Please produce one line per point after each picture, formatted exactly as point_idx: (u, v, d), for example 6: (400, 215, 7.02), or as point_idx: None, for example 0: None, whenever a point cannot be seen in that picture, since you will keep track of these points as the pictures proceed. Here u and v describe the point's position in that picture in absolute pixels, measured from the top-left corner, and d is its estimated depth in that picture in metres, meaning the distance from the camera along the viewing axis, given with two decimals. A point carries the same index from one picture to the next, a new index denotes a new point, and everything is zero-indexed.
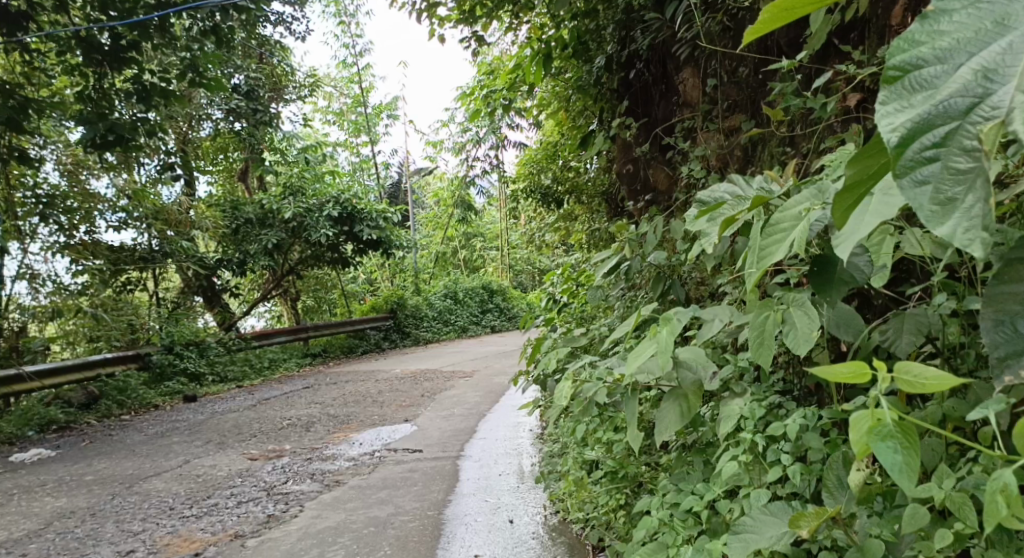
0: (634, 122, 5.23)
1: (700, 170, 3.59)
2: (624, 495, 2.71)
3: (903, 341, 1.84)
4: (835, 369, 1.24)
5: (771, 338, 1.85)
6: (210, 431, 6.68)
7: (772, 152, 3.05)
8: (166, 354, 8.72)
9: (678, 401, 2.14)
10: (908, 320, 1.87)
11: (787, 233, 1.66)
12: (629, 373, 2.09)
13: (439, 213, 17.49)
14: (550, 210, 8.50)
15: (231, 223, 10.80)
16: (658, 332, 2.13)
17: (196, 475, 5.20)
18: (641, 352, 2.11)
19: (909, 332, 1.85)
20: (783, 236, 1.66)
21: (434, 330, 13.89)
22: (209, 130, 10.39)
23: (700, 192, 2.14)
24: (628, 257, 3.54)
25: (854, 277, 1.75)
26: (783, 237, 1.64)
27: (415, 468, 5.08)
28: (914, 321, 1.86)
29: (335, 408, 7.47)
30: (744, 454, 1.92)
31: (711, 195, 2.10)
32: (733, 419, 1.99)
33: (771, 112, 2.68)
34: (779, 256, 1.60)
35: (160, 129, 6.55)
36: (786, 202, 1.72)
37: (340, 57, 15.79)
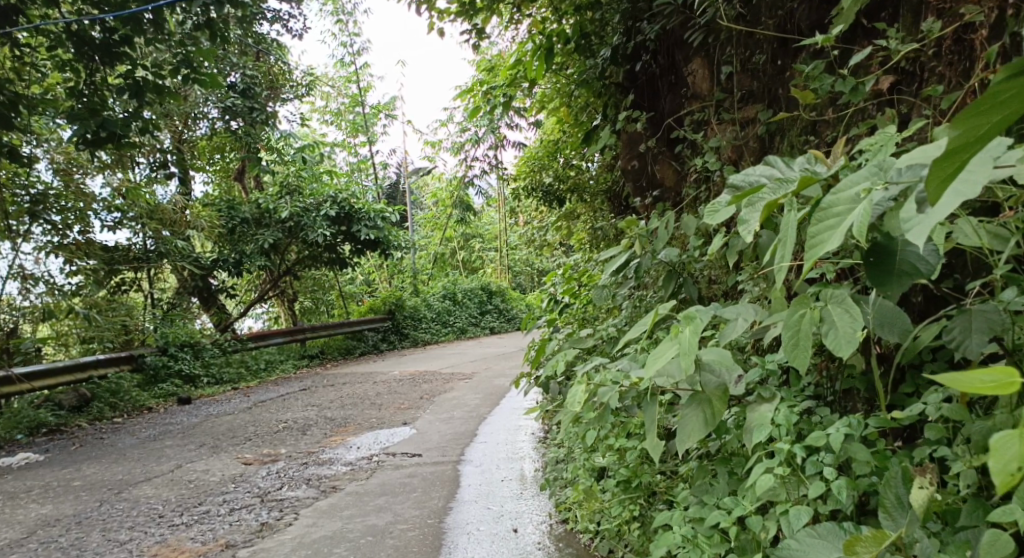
0: (640, 116, 5.08)
1: (714, 162, 3.42)
2: (637, 506, 2.53)
3: (973, 342, 1.73)
4: (977, 378, 1.01)
5: (808, 337, 1.69)
6: (203, 434, 6.50)
7: (793, 142, 2.90)
8: (160, 355, 8.54)
9: (701, 406, 1.97)
10: (977, 317, 1.74)
11: (841, 220, 1.58)
12: (650, 374, 1.93)
13: (437, 213, 17.33)
14: (551, 209, 8.34)
15: (227, 223, 10.60)
16: (680, 331, 1.97)
17: (187, 480, 5.03)
18: (662, 352, 1.96)
19: (979, 330, 1.73)
20: (837, 221, 1.58)
21: (433, 332, 13.71)
22: (205, 129, 10.21)
23: (733, 177, 2.01)
24: (638, 254, 3.37)
25: (918, 268, 1.68)
26: (838, 223, 1.57)
27: (414, 474, 4.90)
28: (984, 318, 1.73)
29: (332, 410, 7.30)
30: (780, 467, 1.80)
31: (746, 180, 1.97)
32: (766, 428, 1.87)
33: (799, 95, 2.52)
34: (836, 241, 1.52)
35: (155, 128, 6.38)
36: (837, 188, 1.66)
37: (338, 56, 15.62)
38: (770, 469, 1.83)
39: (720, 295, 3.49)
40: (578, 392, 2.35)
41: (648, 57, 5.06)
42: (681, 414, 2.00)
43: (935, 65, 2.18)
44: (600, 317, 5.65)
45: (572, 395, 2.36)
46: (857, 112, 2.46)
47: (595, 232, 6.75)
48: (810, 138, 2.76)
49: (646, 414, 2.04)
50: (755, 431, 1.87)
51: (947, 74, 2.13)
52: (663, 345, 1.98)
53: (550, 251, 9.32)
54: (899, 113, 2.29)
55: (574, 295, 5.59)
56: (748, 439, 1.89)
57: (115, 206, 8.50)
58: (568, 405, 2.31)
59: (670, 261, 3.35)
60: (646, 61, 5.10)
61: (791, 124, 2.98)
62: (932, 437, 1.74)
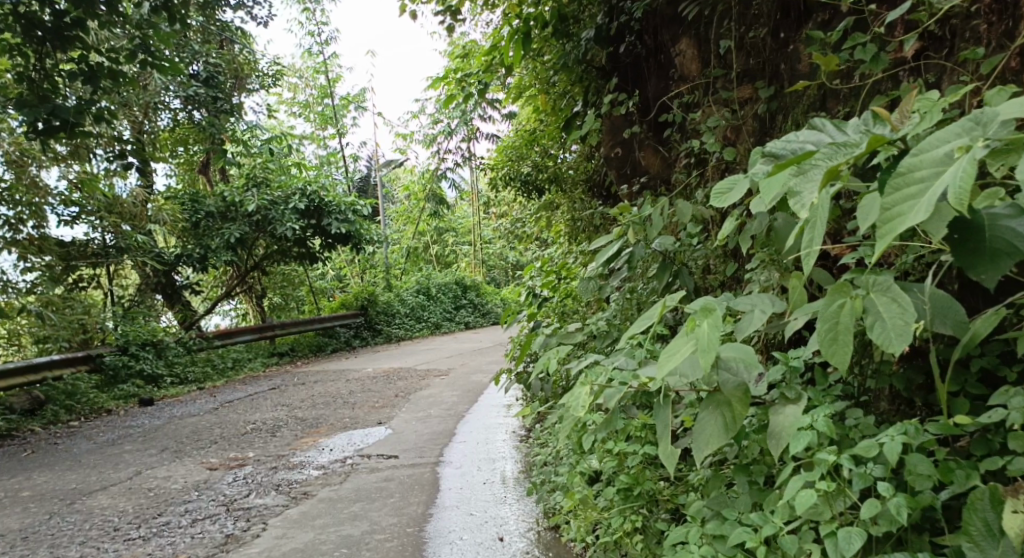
0: (625, 101, 4.87)
1: (711, 143, 3.20)
2: (639, 517, 2.31)
3: None
4: None
5: (848, 332, 1.47)
6: (166, 438, 6.16)
7: (799, 118, 2.72)
8: (120, 355, 8.14)
9: (719, 410, 1.75)
10: None
11: (927, 186, 1.38)
12: (661, 376, 1.71)
13: (409, 207, 17.01)
14: (529, 201, 8.10)
15: (191, 217, 10.15)
16: (696, 324, 1.75)
17: (147, 488, 4.71)
18: (675, 348, 1.74)
19: None
20: (922, 189, 1.38)
21: (406, 327, 13.40)
22: (168, 120, 9.80)
23: (773, 142, 1.80)
24: (631, 243, 3.15)
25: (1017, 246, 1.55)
26: (924, 191, 1.37)
27: (391, 477, 4.65)
28: None
29: (303, 410, 6.99)
30: (823, 483, 1.62)
31: (790, 145, 1.76)
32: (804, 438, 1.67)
33: (823, 61, 2.26)
34: (928, 210, 1.33)
35: (112, 115, 6.02)
36: (916, 151, 1.46)
37: (305, 46, 15.23)
38: (808, 481, 1.65)
39: (718, 285, 3.28)
40: (582, 393, 2.13)
41: (632, 38, 4.85)
42: (696, 417, 1.78)
43: (973, 25, 2.02)
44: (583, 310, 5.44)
45: (576, 396, 2.14)
46: (877, 82, 2.29)
47: (575, 223, 6.52)
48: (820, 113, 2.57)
49: (658, 419, 1.82)
50: (783, 436, 1.68)
51: (986, 35, 1.97)
52: (676, 340, 1.76)
53: (527, 244, 9.09)
54: (927, 81, 2.13)
55: (555, 287, 5.36)
56: (774, 444, 1.69)
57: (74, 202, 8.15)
58: (571, 409, 2.08)
59: (665, 248, 3.15)
60: (630, 43, 4.88)
61: (796, 101, 2.78)
62: (1016, 447, 1.61)
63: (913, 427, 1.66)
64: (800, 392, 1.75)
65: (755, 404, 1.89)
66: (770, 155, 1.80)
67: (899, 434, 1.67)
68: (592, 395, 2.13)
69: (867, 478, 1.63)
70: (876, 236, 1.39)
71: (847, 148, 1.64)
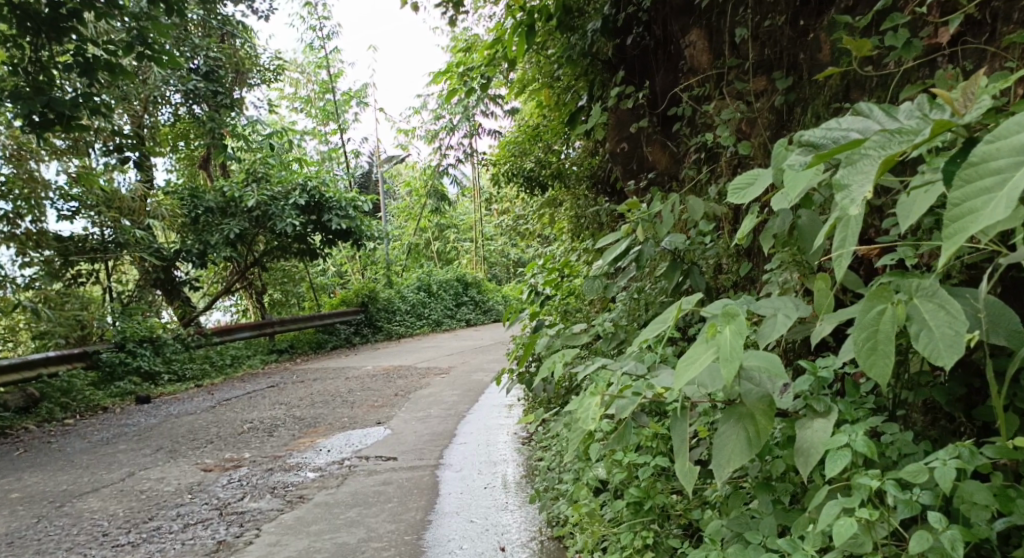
0: (633, 94, 4.72)
1: (726, 136, 3.05)
2: (650, 532, 2.18)
3: None
4: None
5: (888, 341, 1.40)
6: (162, 437, 6.04)
7: (821, 110, 2.57)
8: (117, 352, 8.01)
9: (741, 423, 1.62)
10: None
11: (1001, 180, 1.27)
12: (679, 386, 1.57)
13: (411, 204, 16.87)
14: (532, 197, 7.95)
15: (190, 213, 9.97)
16: (717, 331, 1.60)
17: (139, 491, 4.58)
18: (693, 357, 1.60)
19: None
20: (996, 184, 1.27)
21: (407, 324, 13.27)
22: (168, 115, 9.66)
23: (806, 133, 1.63)
24: (640, 242, 3.01)
25: None
26: (999, 187, 1.26)
27: (390, 480, 4.52)
28: None
29: (301, 409, 6.85)
30: (865, 511, 1.49)
31: (829, 136, 1.59)
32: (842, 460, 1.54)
33: (855, 45, 2.12)
34: (1008, 211, 1.21)
35: (108, 109, 5.89)
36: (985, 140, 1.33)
37: (307, 41, 15.09)
38: (845, 506, 1.51)
39: (730, 286, 3.13)
40: (592, 402, 1.99)
41: (640, 29, 4.74)
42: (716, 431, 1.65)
43: (1021, 6, 1.88)
44: (586, 310, 5.30)
45: (586, 406, 2.00)
46: (911, 69, 2.15)
47: (580, 221, 6.36)
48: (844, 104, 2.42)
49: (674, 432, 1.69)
50: (814, 455, 1.55)
51: None
52: (695, 348, 1.62)
53: (529, 241, 8.94)
54: (965, 68, 1.99)
55: (558, 286, 5.21)
56: (804, 462, 1.57)
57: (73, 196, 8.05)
58: (581, 422, 1.94)
59: (675, 247, 2.99)
60: (638, 34, 4.74)
61: (817, 92, 2.63)
62: None
63: (966, 450, 1.52)
64: (830, 406, 1.62)
65: (778, 417, 1.75)
66: (811, 144, 1.62)
67: (950, 457, 1.53)
68: (604, 403, 1.99)
69: (913, 506, 1.50)
70: (943, 232, 1.28)
71: (904, 133, 1.44)
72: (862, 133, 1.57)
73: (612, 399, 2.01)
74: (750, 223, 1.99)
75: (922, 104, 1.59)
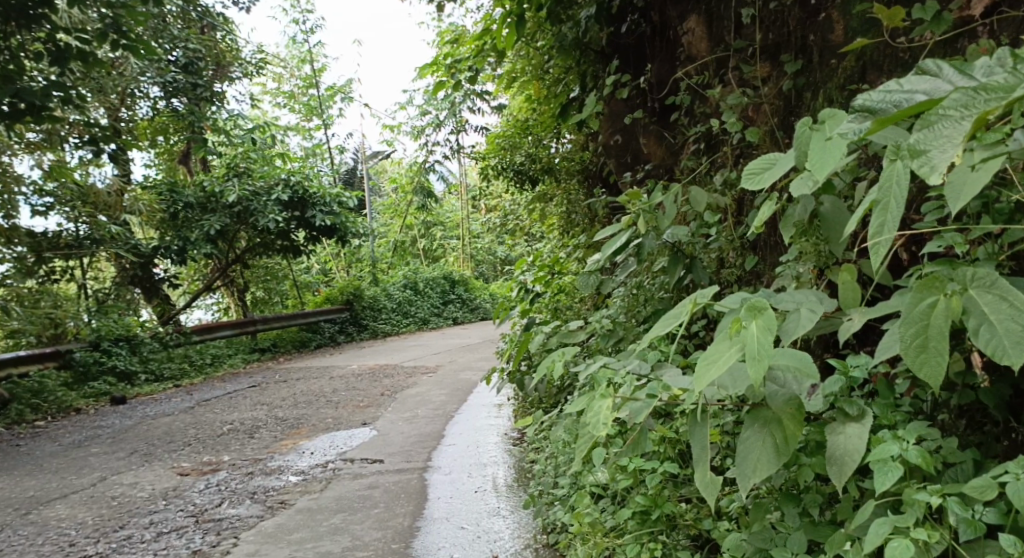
0: (628, 82, 4.55)
1: (731, 123, 2.89)
2: (658, 544, 2.02)
3: None
4: None
5: (943, 339, 1.34)
6: (137, 439, 5.81)
7: (834, 93, 2.41)
8: (92, 351, 7.75)
9: (767, 429, 1.46)
10: None
11: None
12: (699, 389, 1.41)
13: (397, 200, 16.65)
14: (522, 192, 7.77)
15: (169, 208, 9.68)
16: (741, 327, 1.44)
17: (110, 497, 4.37)
18: (714, 356, 1.44)
19: None
20: None
21: (393, 323, 13.05)
22: (146, 109, 9.39)
23: (863, 97, 1.46)
24: (641, 234, 2.86)
25: None
26: None
27: (376, 484, 4.33)
28: None
29: (283, 410, 6.65)
30: (924, 531, 1.36)
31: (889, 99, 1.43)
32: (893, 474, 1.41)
33: (886, 14, 1.96)
34: None
35: (81, 99, 5.65)
36: None
37: (290, 35, 14.83)
38: (896, 525, 1.39)
39: (734, 281, 2.96)
40: (602, 407, 1.83)
41: (635, 16, 4.59)
42: (738, 438, 1.49)
43: None
44: (577, 307, 5.13)
45: (595, 411, 1.83)
46: (941, 44, 1.99)
47: (572, 217, 6.19)
48: (859, 87, 2.26)
49: (690, 440, 1.52)
50: (851, 463, 1.39)
51: None
52: (716, 347, 1.46)
53: (517, 238, 8.77)
54: (1002, 43, 1.84)
55: (549, 283, 5.05)
56: (836, 473, 1.40)
57: (47, 190, 7.78)
58: (592, 428, 1.77)
59: (677, 240, 2.89)
60: (632, 23, 4.59)
61: (829, 75, 2.48)
62: None
63: None
64: (864, 408, 1.45)
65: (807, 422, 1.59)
66: (866, 111, 1.47)
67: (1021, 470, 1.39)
68: (616, 407, 1.83)
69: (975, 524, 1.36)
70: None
71: (991, 91, 1.26)
72: (929, 95, 1.41)
73: (624, 402, 1.85)
74: (768, 209, 1.83)
75: (999, 61, 1.45)
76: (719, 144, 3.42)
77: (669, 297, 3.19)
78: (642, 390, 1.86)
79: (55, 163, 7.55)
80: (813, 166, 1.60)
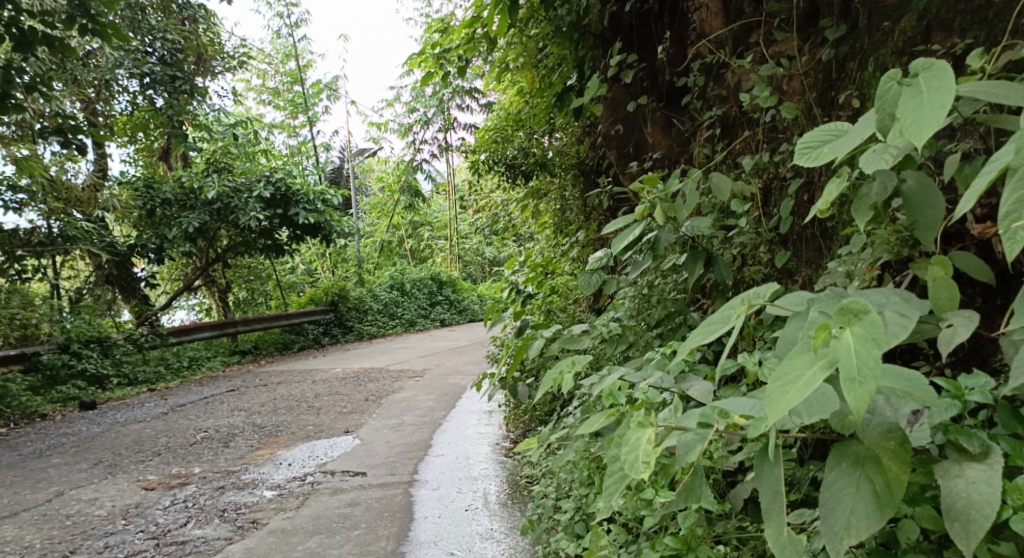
0: (633, 65, 4.19)
1: (766, 98, 2.55)
2: None
3: None
4: None
5: None
6: (102, 449, 5.40)
7: (888, 60, 2.07)
8: (60, 353, 7.29)
9: (865, 473, 1.25)
10: None
11: None
12: (777, 421, 1.05)
13: (383, 199, 16.24)
14: (515, 188, 7.39)
15: (146, 204, 9.10)
16: (830, 333, 1.09)
17: (65, 516, 3.97)
18: (791, 374, 1.08)
19: None
20: None
21: (379, 325, 12.64)
22: (124, 104, 8.92)
23: None
24: (657, 227, 2.52)
25: None
26: None
27: (357, 502, 3.95)
28: None
29: (262, 416, 6.25)
30: None
31: None
32: None
33: None
34: None
35: (46, 86, 5.23)
36: None
37: (274, 29, 14.40)
38: None
39: (760, 279, 2.60)
40: (642, 440, 1.49)
41: None
42: (825, 480, 1.28)
43: None
44: (571, 308, 4.90)
45: (633, 445, 1.50)
46: None
47: (566, 213, 5.91)
48: (925, 49, 1.91)
49: (767, 482, 1.31)
50: (984, 520, 1.25)
51: None
52: (791, 360, 1.11)
53: (508, 238, 8.41)
54: None
55: (543, 283, 4.71)
56: (961, 533, 1.27)
57: (19, 186, 7.33)
58: (632, 469, 1.44)
59: (696, 233, 2.55)
60: (636, 1, 4.25)
61: (881, 40, 2.13)
62: None
63: None
64: (988, 445, 1.32)
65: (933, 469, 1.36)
66: None
67: None
68: (658, 440, 1.50)
69: None
70: None
71: None
72: None
73: (668, 431, 1.53)
74: (840, 184, 1.45)
75: None
76: (741, 128, 3.08)
77: (683, 298, 2.89)
78: (690, 416, 1.54)
79: (27, 158, 7.10)
80: (905, 132, 1.25)
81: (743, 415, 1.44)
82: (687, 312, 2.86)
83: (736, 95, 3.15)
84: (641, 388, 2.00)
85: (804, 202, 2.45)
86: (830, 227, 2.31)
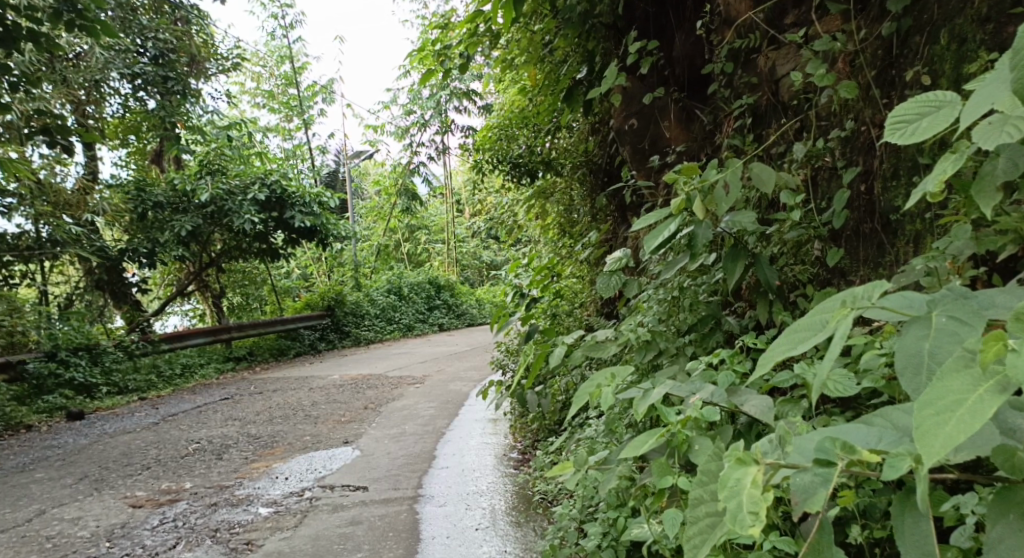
0: (652, 53, 3.92)
1: (821, 77, 2.34)
2: None
3: None
4: None
5: None
6: (89, 462, 5.12)
7: (966, 29, 1.89)
8: (47, 362, 7.00)
9: None
10: None
11: None
12: (932, 464, 0.96)
13: (381, 203, 15.99)
14: (517, 190, 7.13)
15: (137, 208, 8.79)
16: (1003, 351, 1.00)
17: (46, 538, 3.70)
18: (944, 401, 1.00)
19: None
20: None
21: (377, 329, 12.36)
22: (116, 106, 8.62)
23: None
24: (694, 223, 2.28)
25: None
26: None
27: (359, 520, 3.69)
28: None
29: (257, 426, 5.98)
30: None
31: None
32: None
33: None
34: None
35: (30, 82, 4.94)
36: None
37: (269, 30, 14.14)
38: None
39: (808, 279, 2.34)
40: (745, 482, 1.31)
41: None
42: (986, 541, 1.12)
43: None
44: (577, 312, 4.70)
45: (733, 489, 1.31)
46: None
47: (574, 214, 5.68)
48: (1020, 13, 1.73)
49: (911, 536, 1.18)
50: None
51: None
52: (946, 382, 1.02)
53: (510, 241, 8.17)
54: None
55: (548, 286, 4.31)
56: None
57: (9, 190, 7.06)
58: (738, 524, 1.26)
59: (738, 228, 2.30)
60: None
61: (957, 9, 1.94)
62: None
63: None
64: None
65: None
66: None
67: None
68: (765, 481, 1.31)
69: None
70: None
71: None
72: None
73: (774, 468, 1.34)
74: (958, 161, 1.22)
75: None
76: (777, 116, 2.85)
77: (717, 302, 2.64)
78: (800, 449, 1.33)
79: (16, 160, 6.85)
80: None
81: (871, 448, 1.23)
82: (722, 317, 2.61)
83: (770, 80, 2.89)
84: (693, 405, 1.77)
85: (863, 191, 2.23)
86: (894, 220, 2.11)
